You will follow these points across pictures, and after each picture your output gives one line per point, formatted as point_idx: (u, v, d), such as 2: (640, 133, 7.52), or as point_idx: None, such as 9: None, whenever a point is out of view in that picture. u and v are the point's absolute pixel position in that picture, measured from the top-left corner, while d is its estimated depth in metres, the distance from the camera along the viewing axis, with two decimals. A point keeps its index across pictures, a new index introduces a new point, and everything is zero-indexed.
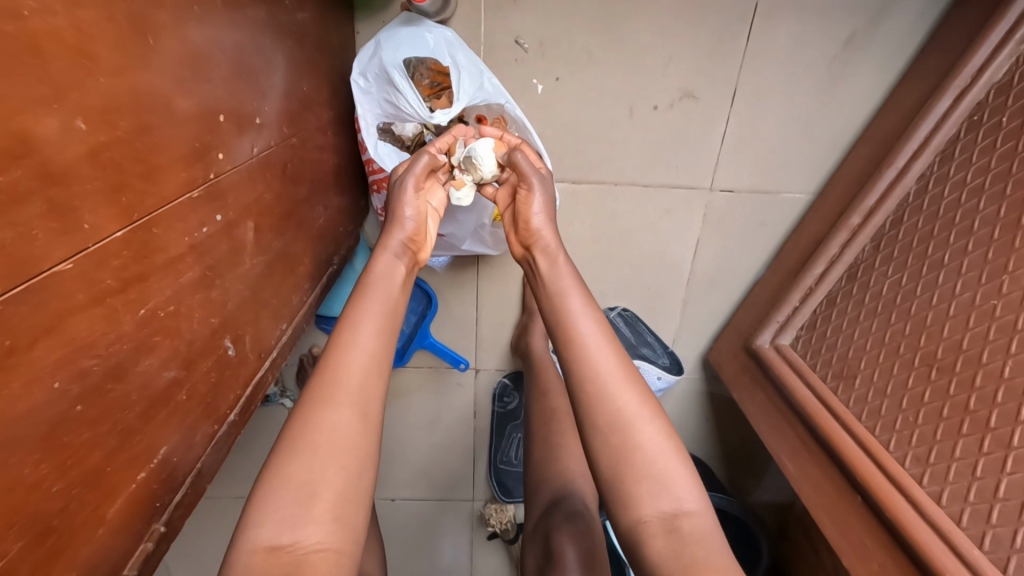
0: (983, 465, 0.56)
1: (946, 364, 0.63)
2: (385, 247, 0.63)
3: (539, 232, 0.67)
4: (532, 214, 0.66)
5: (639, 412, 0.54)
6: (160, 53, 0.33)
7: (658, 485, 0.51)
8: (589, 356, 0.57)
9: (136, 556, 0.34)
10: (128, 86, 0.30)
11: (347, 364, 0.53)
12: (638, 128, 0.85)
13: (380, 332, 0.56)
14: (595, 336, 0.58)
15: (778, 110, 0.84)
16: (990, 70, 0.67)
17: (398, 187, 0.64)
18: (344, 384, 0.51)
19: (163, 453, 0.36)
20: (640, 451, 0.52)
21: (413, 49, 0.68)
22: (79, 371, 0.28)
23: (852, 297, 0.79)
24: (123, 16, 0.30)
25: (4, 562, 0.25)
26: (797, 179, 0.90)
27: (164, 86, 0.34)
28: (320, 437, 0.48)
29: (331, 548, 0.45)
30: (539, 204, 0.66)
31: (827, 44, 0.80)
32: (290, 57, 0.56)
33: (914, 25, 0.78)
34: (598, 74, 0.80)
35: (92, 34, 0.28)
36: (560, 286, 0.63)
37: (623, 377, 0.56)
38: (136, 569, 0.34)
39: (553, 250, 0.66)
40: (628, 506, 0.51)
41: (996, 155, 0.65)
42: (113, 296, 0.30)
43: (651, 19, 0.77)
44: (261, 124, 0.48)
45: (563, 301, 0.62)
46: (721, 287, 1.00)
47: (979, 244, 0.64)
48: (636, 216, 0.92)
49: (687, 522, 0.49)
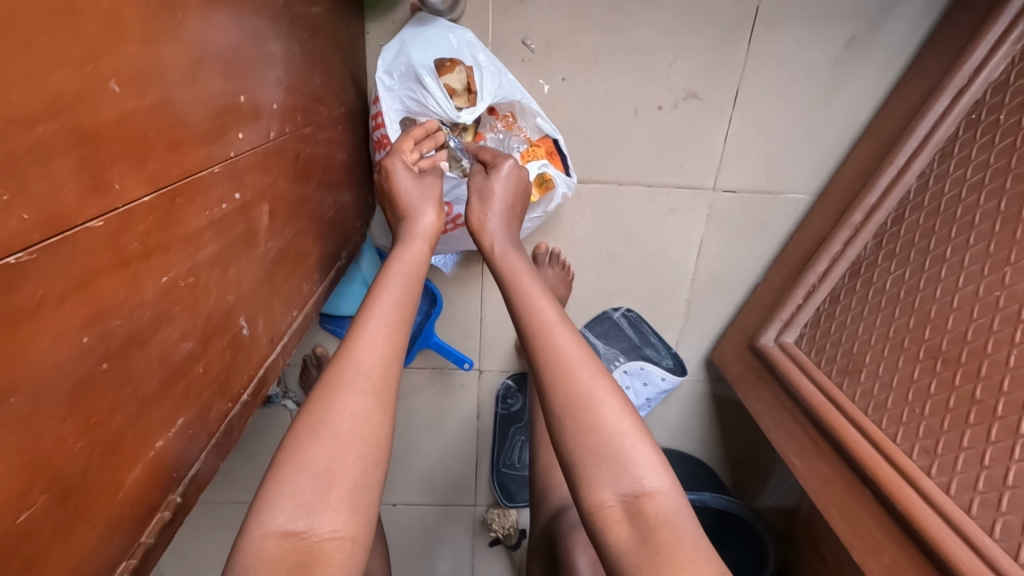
0: (990, 454, 0.56)
1: (952, 355, 0.63)
2: (412, 237, 0.64)
3: (487, 228, 0.66)
4: (485, 212, 0.67)
5: (598, 393, 0.52)
6: (185, 29, 0.34)
7: (619, 465, 0.48)
8: (549, 342, 0.55)
9: (153, 523, 0.34)
10: (155, 58, 0.31)
11: (366, 353, 0.52)
12: (642, 128, 0.86)
13: (397, 325, 0.56)
14: (555, 323, 0.57)
15: (781, 111, 0.86)
16: (988, 67, 0.68)
17: (432, 184, 0.67)
18: (364, 371, 0.51)
19: (179, 425, 0.36)
20: (599, 432, 0.49)
21: (437, 49, 0.70)
22: (104, 331, 0.28)
23: (856, 294, 0.79)
24: None
25: (30, 514, 0.25)
26: (800, 180, 0.91)
27: (188, 62, 0.35)
28: (341, 424, 0.48)
29: (347, 537, 0.44)
30: (484, 196, 0.67)
31: (828, 45, 0.82)
32: (303, 48, 0.57)
33: (913, 27, 0.80)
34: (603, 74, 0.82)
35: (123, 2, 0.29)
36: (518, 275, 0.63)
37: (580, 360, 0.54)
38: (153, 538, 0.34)
39: (501, 239, 0.66)
40: (587, 489, 0.48)
41: (995, 151, 0.66)
42: (138, 261, 0.30)
43: (655, 20, 0.79)
44: (274, 110, 0.49)
45: (521, 289, 0.61)
46: (725, 288, 1.01)
47: (981, 238, 0.64)
48: (640, 216, 0.93)
49: (650, 503, 0.47)
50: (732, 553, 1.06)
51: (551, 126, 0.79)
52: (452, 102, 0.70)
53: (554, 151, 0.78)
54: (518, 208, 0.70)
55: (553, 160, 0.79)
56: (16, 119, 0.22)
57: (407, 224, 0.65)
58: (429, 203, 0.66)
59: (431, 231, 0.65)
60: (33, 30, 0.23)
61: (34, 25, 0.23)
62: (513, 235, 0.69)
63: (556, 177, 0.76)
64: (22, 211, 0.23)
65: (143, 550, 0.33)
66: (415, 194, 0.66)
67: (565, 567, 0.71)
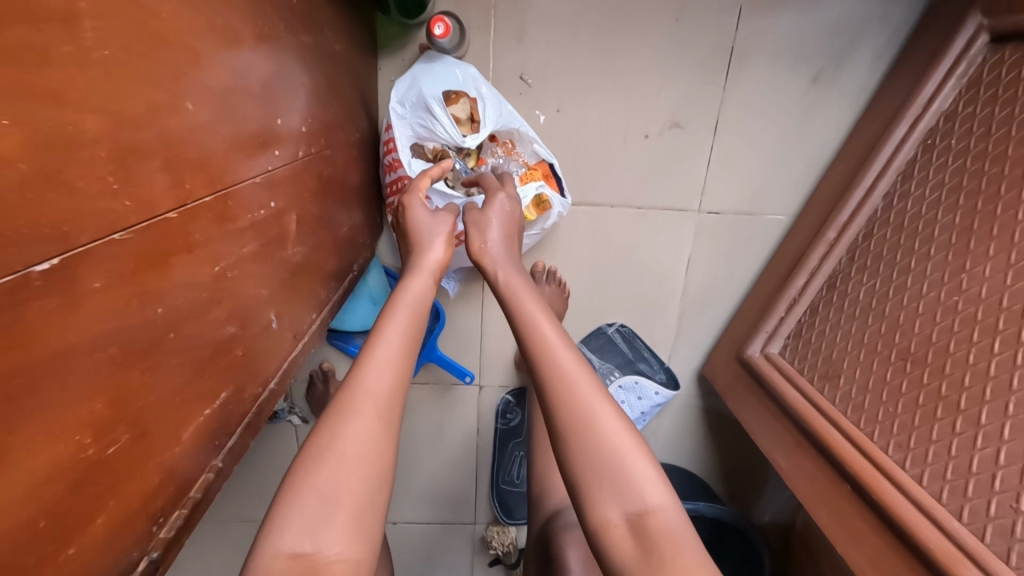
0: (956, 444, 0.60)
1: (919, 356, 0.68)
2: (418, 268, 0.68)
3: (490, 257, 0.71)
4: (488, 242, 0.72)
5: (601, 415, 0.55)
6: (238, 60, 0.41)
7: (622, 485, 0.52)
8: (552, 365, 0.58)
9: (200, 481, 0.39)
10: (217, 82, 0.38)
11: (374, 380, 0.56)
12: (631, 155, 0.93)
13: (403, 353, 0.59)
14: (557, 345, 0.60)
15: (759, 139, 0.94)
16: (939, 98, 0.76)
17: (436, 218, 0.73)
18: (372, 396, 0.55)
19: (221, 398, 0.41)
20: (603, 453, 0.53)
21: (445, 82, 0.78)
22: (171, 303, 0.33)
23: (832, 304, 0.85)
24: (216, 27, 0.38)
25: (114, 450, 0.30)
26: (779, 202, 0.99)
27: (239, 86, 0.41)
28: (348, 450, 0.51)
29: (352, 559, 0.47)
30: (483, 227, 0.73)
31: (798, 81, 0.90)
32: (326, 80, 0.64)
33: (873, 65, 0.89)
34: (595, 106, 0.90)
35: (197, 37, 0.35)
36: (521, 299, 0.66)
37: (582, 383, 0.57)
38: (199, 495, 0.38)
39: (503, 266, 0.71)
40: (593, 508, 0.52)
41: (949, 172, 0.73)
42: (199, 248, 0.36)
43: (640, 59, 0.87)
44: (302, 132, 0.56)
45: (524, 313, 0.64)
46: (712, 304, 1.07)
47: (940, 248, 0.71)
48: (631, 236, 1.00)
49: (652, 519, 0.50)
50: (729, 567, 1.08)
51: (548, 152, 0.86)
52: (458, 129, 0.77)
53: (550, 174, 0.85)
54: (514, 231, 0.76)
55: (549, 182, 0.86)
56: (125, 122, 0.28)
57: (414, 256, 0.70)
58: (439, 238, 0.71)
59: (438, 262, 0.70)
60: (137, 57, 0.29)
61: (137, 53, 0.29)
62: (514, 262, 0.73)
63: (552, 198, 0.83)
64: (122, 197, 0.29)
65: (191, 504, 0.37)
66: (422, 228, 0.72)
67: (557, 566, 0.73)
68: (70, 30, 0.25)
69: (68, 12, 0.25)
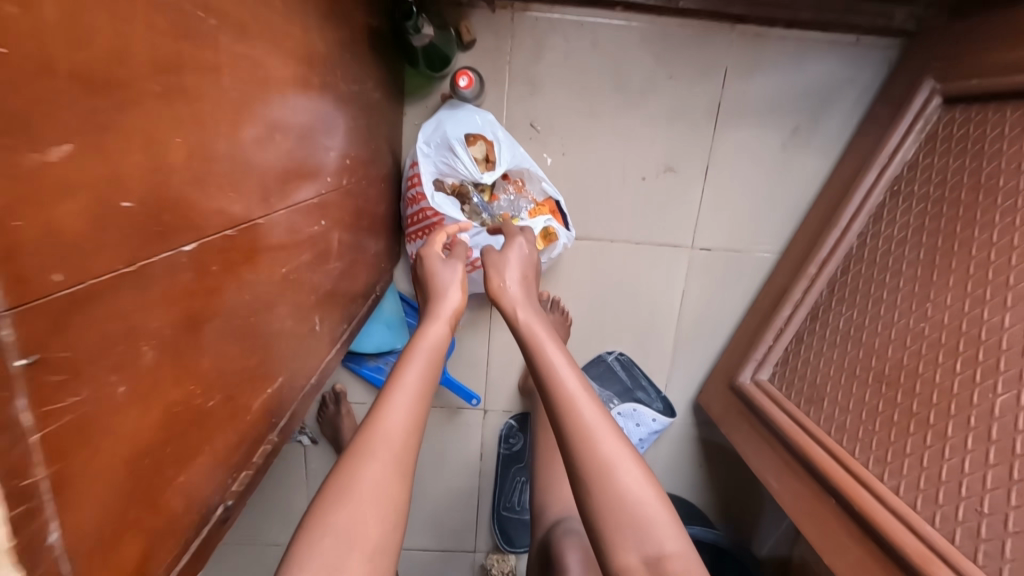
0: (927, 455, 0.66)
1: (892, 377, 0.75)
2: (436, 315, 0.72)
3: (506, 298, 0.74)
4: (504, 283, 0.75)
5: (617, 457, 0.56)
6: (296, 102, 0.50)
7: (640, 529, 0.53)
8: (568, 405, 0.60)
9: (261, 449, 0.49)
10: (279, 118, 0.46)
11: (391, 422, 0.58)
12: (630, 195, 1.03)
13: (419, 396, 0.62)
14: (574, 387, 0.62)
15: (745, 184, 1.04)
16: (902, 151, 0.87)
17: (452, 266, 0.78)
18: (388, 438, 0.57)
19: (268, 376, 0.48)
20: (620, 496, 0.54)
21: (467, 126, 0.87)
22: (236, 290, 0.42)
23: (816, 333, 0.92)
24: (283, 75, 0.47)
25: (211, 404, 0.40)
26: (765, 241, 1.08)
27: (295, 121, 0.50)
28: (365, 490, 0.53)
29: None
30: (500, 268, 0.76)
31: (778, 133, 1.01)
32: (363, 122, 0.74)
33: (844, 120, 1.01)
34: (596, 151, 1.00)
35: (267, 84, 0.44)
36: (537, 339, 0.68)
37: (599, 425, 0.58)
38: (260, 460, 0.48)
39: (522, 306, 0.73)
40: (612, 552, 0.53)
41: (912, 214, 0.82)
42: (254, 251, 0.43)
43: (637, 111, 0.99)
44: (340, 164, 0.65)
45: (540, 353, 0.66)
46: (706, 335, 1.13)
47: (908, 282, 0.79)
48: (629, 269, 1.08)
49: (670, 564, 0.52)
50: None
51: (554, 190, 0.94)
52: (477, 167, 0.86)
53: (556, 209, 0.93)
54: (530, 277, 0.80)
55: (556, 217, 0.94)
56: (234, 144, 0.40)
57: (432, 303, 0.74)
58: (454, 285, 0.76)
59: (455, 308, 0.74)
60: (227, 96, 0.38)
61: (227, 92, 0.38)
62: (531, 302, 0.76)
63: (558, 231, 0.91)
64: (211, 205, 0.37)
65: (254, 467, 0.47)
66: (440, 275, 0.77)
67: (557, 568, 0.76)
68: (196, 76, 0.35)
69: (185, 61, 0.33)
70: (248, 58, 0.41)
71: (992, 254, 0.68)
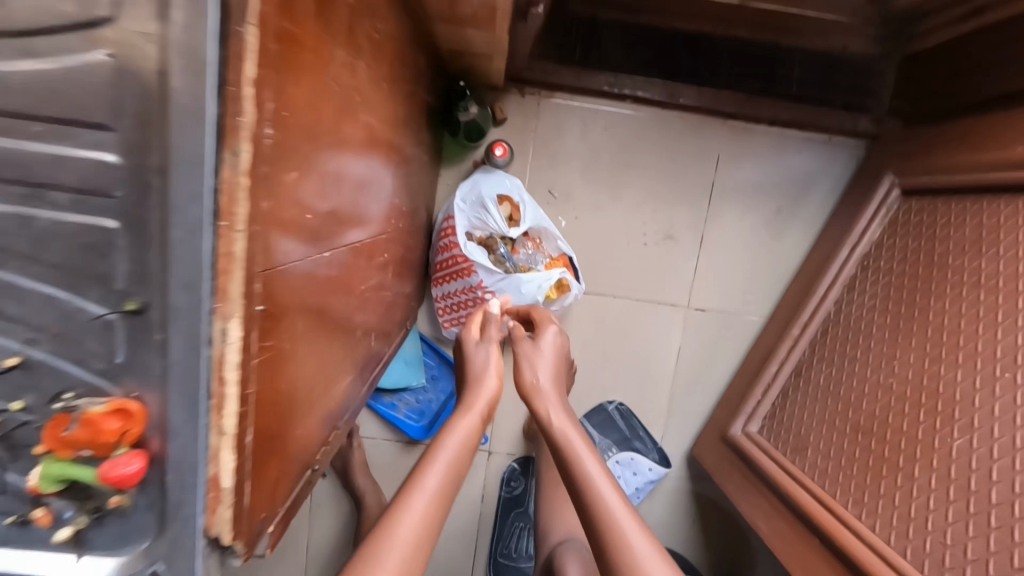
0: (898, 496, 0.74)
1: (866, 427, 0.84)
2: (468, 407, 0.72)
3: (543, 398, 0.77)
4: (541, 381, 0.78)
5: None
6: (375, 157, 0.63)
7: None
8: (608, 522, 0.61)
9: (337, 427, 0.66)
10: (363, 167, 0.58)
11: (410, 525, 0.57)
12: (634, 257, 1.16)
13: (442, 496, 0.61)
14: (614, 503, 0.63)
15: (735, 254, 1.18)
16: (869, 233, 1.02)
17: (489, 355, 0.79)
18: (405, 543, 0.56)
19: (345, 365, 0.65)
20: None
21: (498, 188, 1.01)
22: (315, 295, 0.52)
23: (799, 388, 1.02)
24: (371, 137, 0.60)
25: (326, 373, 0.59)
26: (754, 306, 1.20)
27: (371, 171, 0.62)
28: None
29: None
30: (536, 366, 0.79)
31: (764, 212, 1.17)
32: (412, 178, 0.87)
33: (821, 205, 1.17)
34: (605, 218, 1.14)
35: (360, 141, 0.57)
36: (575, 447, 0.70)
37: (640, 545, 0.59)
38: (336, 434, 0.65)
39: (557, 409, 0.76)
40: None
41: (879, 285, 0.95)
42: (325, 265, 0.54)
43: (642, 185, 1.14)
44: (393, 209, 0.77)
45: (578, 463, 0.68)
46: (700, 390, 1.22)
47: (877, 342, 0.90)
48: (631, 324, 1.19)
49: None
50: None
51: (567, 248, 1.06)
52: (505, 223, 0.99)
53: (570, 265, 1.05)
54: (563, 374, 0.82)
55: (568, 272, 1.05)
56: (335, 181, 0.51)
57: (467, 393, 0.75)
58: (489, 375, 0.77)
59: (490, 400, 0.75)
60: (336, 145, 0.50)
61: (336, 143, 0.50)
62: (564, 403, 0.78)
63: (572, 282, 1.02)
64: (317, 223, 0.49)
65: (334, 437, 0.65)
66: (477, 364, 0.78)
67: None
68: (325, 132, 0.47)
69: (320, 121, 0.46)
70: (354, 123, 0.54)
71: (945, 320, 0.79)
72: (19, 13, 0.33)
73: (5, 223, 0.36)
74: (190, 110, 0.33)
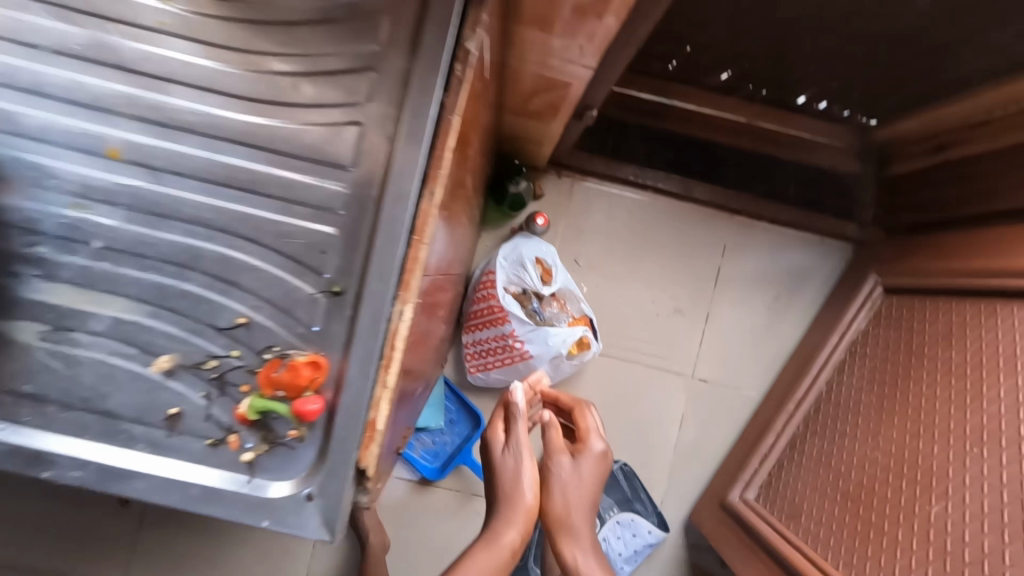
0: (883, 557, 0.82)
1: (854, 493, 0.93)
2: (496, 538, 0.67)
3: (574, 530, 0.72)
4: (574, 512, 0.73)
5: None
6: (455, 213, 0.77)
7: None
8: None
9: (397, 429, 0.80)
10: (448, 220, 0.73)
11: None
12: (645, 326, 1.29)
13: None
14: None
15: (735, 333, 1.30)
16: (856, 322, 1.15)
17: (521, 476, 0.70)
18: None
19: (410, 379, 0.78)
20: None
21: (536, 251, 1.15)
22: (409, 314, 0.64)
23: (794, 459, 1.11)
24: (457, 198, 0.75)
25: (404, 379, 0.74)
26: (752, 382, 1.30)
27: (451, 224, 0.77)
28: None
29: None
30: (571, 493, 0.73)
31: (763, 298, 1.31)
32: (466, 235, 1.01)
33: (814, 296, 1.31)
34: (622, 288, 1.28)
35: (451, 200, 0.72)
36: None
37: None
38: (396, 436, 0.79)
39: (585, 549, 0.72)
40: None
41: (864, 368, 1.07)
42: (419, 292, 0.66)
43: (656, 263, 1.29)
44: (451, 258, 0.90)
45: None
46: (700, 458, 1.29)
47: (863, 418, 1.00)
48: (639, 388, 1.28)
49: None
50: None
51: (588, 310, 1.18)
52: (540, 281, 1.12)
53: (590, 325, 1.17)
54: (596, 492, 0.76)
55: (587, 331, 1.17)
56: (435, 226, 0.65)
57: (496, 519, 0.69)
58: (520, 498, 0.69)
59: (520, 526, 0.68)
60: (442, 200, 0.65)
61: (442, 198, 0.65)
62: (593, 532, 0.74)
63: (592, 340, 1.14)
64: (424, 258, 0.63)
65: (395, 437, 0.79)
66: (506, 480, 0.71)
67: None
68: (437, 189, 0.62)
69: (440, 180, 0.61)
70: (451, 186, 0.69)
71: (921, 402, 0.91)
72: (314, 103, 0.61)
73: (271, 220, 0.62)
74: (404, 171, 0.58)
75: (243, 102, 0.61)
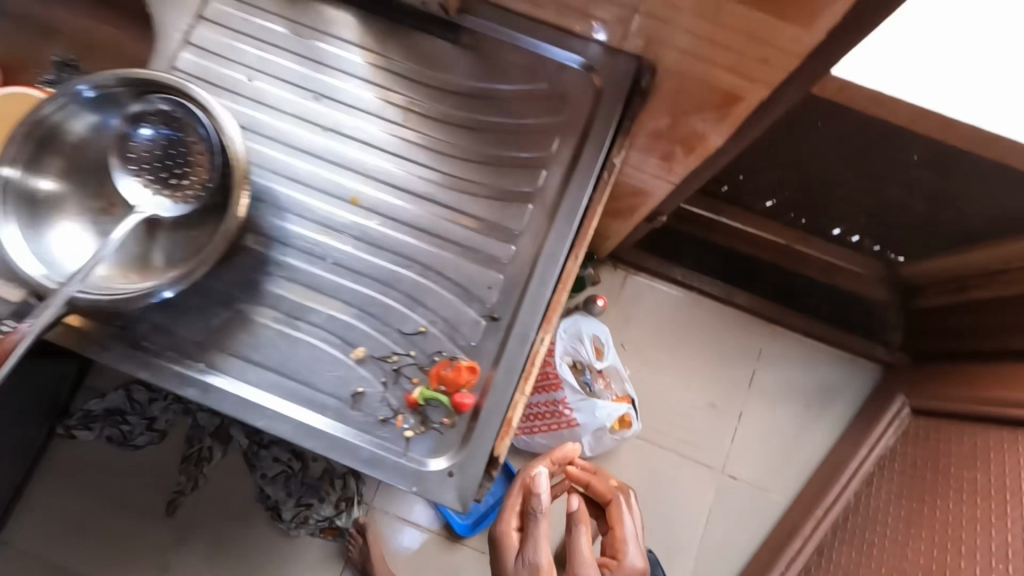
0: None
1: None
2: None
3: None
4: None
5: None
6: None
7: None
8: None
9: None
10: None
11: None
12: (680, 416, 1.37)
13: None
14: None
15: (766, 435, 1.37)
16: (884, 439, 1.22)
17: None
18: None
19: None
20: None
21: (592, 327, 1.28)
22: None
23: (821, 565, 1.13)
24: None
25: None
26: (781, 486, 1.35)
27: None
28: None
29: None
30: None
31: (794, 405, 1.39)
32: None
33: (844, 410, 1.39)
34: (662, 377, 1.39)
35: None
36: None
37: None
38: None
39: None
40: None
41: (894, 483, 1.13)
42: None
43: (694, 358, 1.40)
44: None
45: None
46: (725, 556, 1.31)
47: (893, 531, 1.05)
48: (670, 475, 1.34)
49: None
50: None
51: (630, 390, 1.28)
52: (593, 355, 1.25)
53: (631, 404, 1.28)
54: None
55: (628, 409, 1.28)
56: None
57: None
58: None
59: None
60: None
61: None
62: None
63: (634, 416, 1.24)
64: None
65: None
66: None
67: None
68: None
69: None
70: None
71: (951, 520, 0.95)
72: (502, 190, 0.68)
73: (449, 287, 0.66)
74: (573, 231, 0.66)
75: (436, 186, 0.68)
